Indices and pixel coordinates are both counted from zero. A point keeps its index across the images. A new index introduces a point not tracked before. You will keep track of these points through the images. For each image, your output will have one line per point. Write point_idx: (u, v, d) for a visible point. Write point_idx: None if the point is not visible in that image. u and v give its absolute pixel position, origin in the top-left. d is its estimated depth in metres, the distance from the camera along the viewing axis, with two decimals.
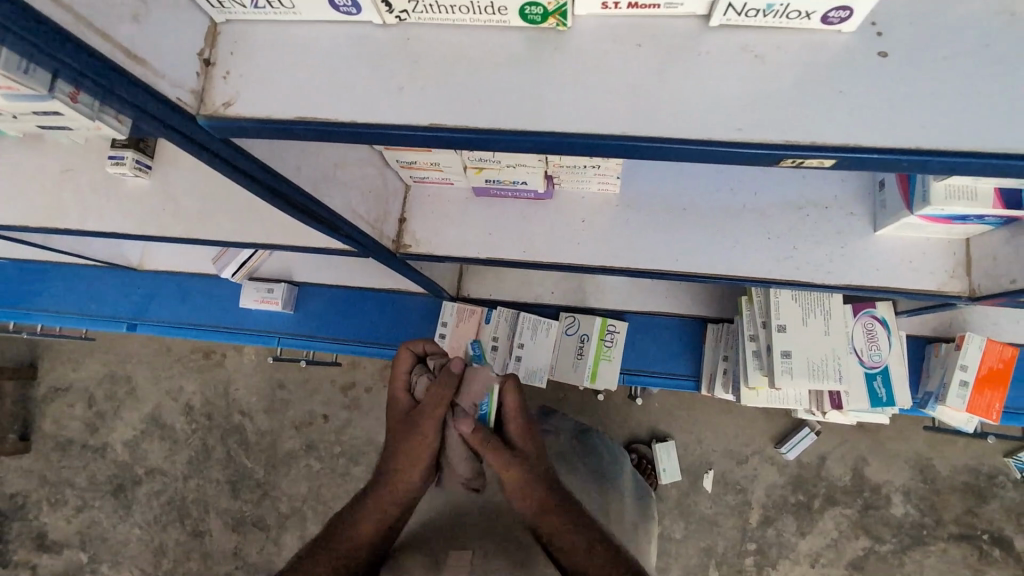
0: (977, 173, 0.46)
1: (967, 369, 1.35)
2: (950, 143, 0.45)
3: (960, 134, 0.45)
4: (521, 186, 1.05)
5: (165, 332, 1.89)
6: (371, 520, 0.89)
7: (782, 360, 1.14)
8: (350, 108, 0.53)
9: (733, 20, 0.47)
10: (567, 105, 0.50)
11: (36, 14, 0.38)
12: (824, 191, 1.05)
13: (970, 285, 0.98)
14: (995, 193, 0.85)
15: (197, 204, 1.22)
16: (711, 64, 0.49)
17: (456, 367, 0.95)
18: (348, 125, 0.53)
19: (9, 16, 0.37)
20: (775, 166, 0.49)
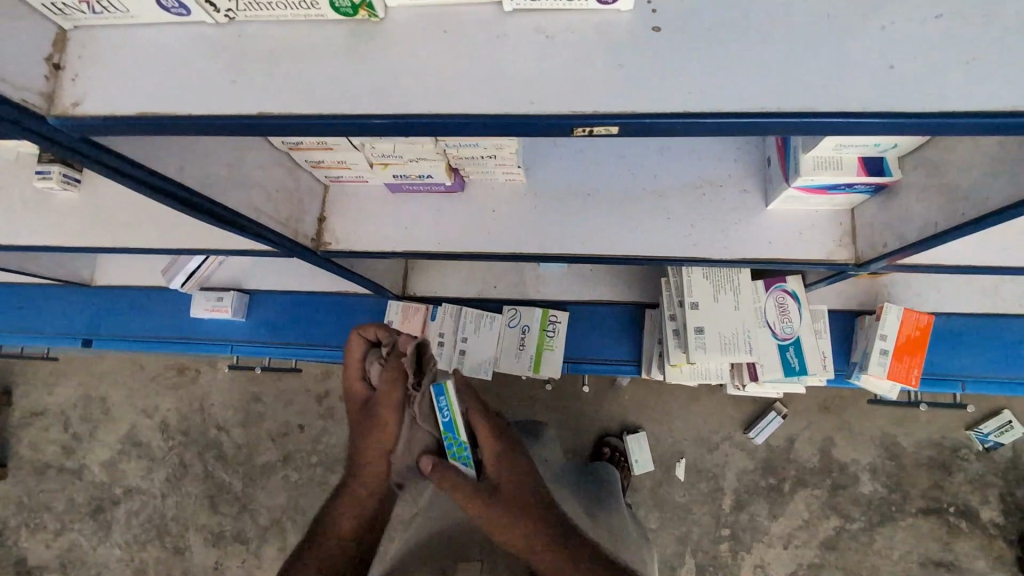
0: (744, 132, 0.51)
1: (886, 339, 1.40)
2: (714, 105, 0.50)
3: (724, 96, 0.50)
4: (427, 179, 1.09)
5: (120, 346, 1.91)
6: (350, 516, 0.96)
7: (695, 336, 1.19)
8: (188, 101, 0.56)
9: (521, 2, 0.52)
10: (382, 89, 0.55)
11: None
12: (718, 170, 1.09)
13: (854, 253, 1.04)
14: (859, 161, 0.90)
15: (126, 214, 1.25)
16: (506, 45, 0.53)
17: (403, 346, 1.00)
18: (186, 117, 0.56)
19: None
20: (570, 135, 0.53)
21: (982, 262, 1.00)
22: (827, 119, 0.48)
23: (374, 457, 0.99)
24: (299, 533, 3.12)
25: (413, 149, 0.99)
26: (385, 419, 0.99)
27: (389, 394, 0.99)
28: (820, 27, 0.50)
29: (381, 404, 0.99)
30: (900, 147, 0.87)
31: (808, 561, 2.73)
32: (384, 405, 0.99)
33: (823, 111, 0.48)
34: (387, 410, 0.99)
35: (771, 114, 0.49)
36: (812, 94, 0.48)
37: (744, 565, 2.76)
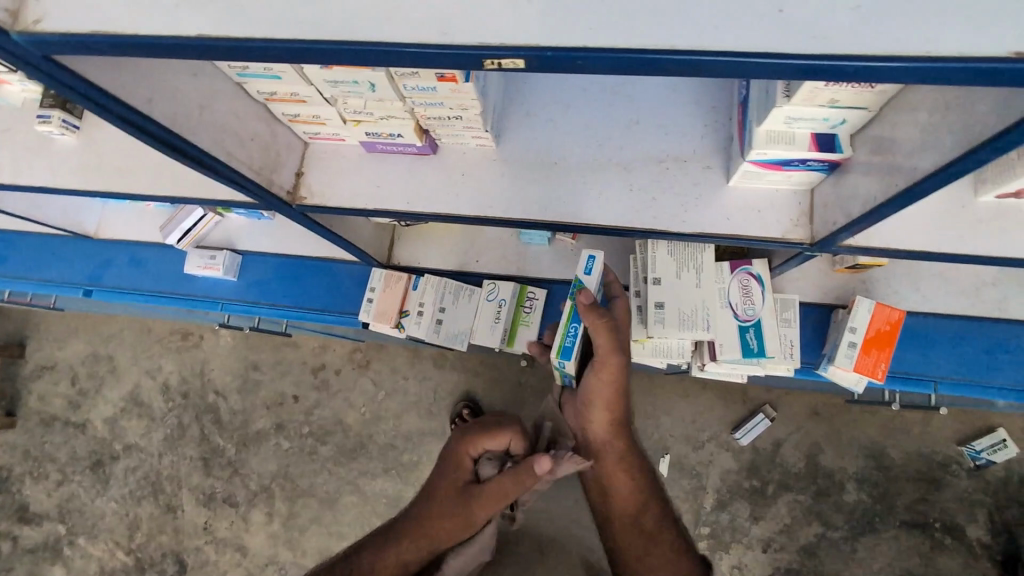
0: (639, 75, 0.54)
1: (856, 331, 1.40)
2: (609, 40, 0.52)
3: (620, 33, 0.52)
4: (398, 139, 1.13)
5: (119, 298, 2.00)
6: (401, 559, 1.06)
7: (655, 311, 1.21)
8: (137, 23, 0.61)
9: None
10: (310, 16, 0.58)
11: None
12: (682, 146, 1.11)
13: (810, 233, 1.05)
14: (811, 137, 0.91)
15: (122, 161, 1.32)
16: None
17: (539, 467, 1.06)
18: (132, 37, 0.60)
19: None
20: (481, 67, 0.56)
21: (934, 248, 1.00)
22: (719, 59, 0.51)
23: (448, 531, 1.08)
24: (287, 500, 3.20)
25: (383, 106, 1.03)
26: (476, 510, 1.08)
27: (497, 498, 1.07)
28: None
29: (482, 498, 1.08)
30: (849, 124, 0.88)
31: (785, 565, 2.72)
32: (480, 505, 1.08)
33: (718, 50, 0.50)
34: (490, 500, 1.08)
35: (662, 52, 0.51)
36: (707, 36, 0.51)
37: (722, 564, 2.75)
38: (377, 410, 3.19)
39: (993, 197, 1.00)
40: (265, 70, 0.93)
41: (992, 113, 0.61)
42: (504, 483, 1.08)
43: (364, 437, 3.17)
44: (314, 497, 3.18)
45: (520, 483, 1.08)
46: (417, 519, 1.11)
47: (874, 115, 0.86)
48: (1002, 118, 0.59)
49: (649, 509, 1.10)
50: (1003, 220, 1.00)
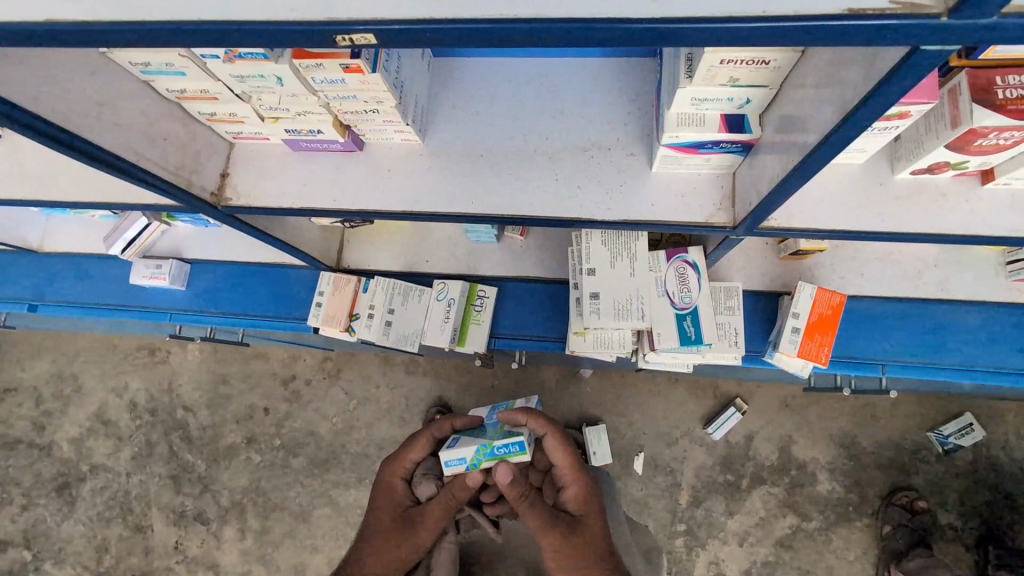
0: (491, 45, 0.54)
1: (798, 317, 1.40)
2: (458, 13, 0.52)
3: (466, 5, 0.52)
4: (319, 135, 1.11)
5: (65, 312, 1.96)
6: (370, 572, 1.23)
7: (590, 302, 1.20)
8: None
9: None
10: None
11: None
12: (606, 134, 1.11)
13: (732, 216, 1.04)
14: (721, 118, 0.91)
15: (42, 166, 1.28)
16: None
17: (470, 481, 1.25)
18: None
19: None
20: (334, 43, 0.56)
21: (853, 226, 1.00)
22: (556, 25, 0.51)
23: (405, 540, 1.27)
24: (260, 516, 3.13)
25: (297, 101, 1.01)
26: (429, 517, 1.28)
27: (434, 515, 1.27)
28: None
29: (430, 510, 1.29)
30: (755, 103, 0.88)
31: (762, 559, 2.70)
32: (430, 513, 1.28)
33: (561, 18, 0.50)
34: (430, 516, 1.28)
35: (507, 20, 0.51)
36: (559, 4, 0.51)
37: (699, 561, 2.72)
38: (348, 420, 3.14)
39: (908, 174, 1.01)
40: (168, 66, 0.91)
41: (861, 76, 0.60)
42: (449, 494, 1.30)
43: (336, 447, 3.12)
44: (286, 510, 3.11)
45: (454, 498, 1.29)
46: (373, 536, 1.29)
47: (777, 94, 0.86)
48: (870, 80, 0.58)
49: None
50: (917, 196, 1.01)
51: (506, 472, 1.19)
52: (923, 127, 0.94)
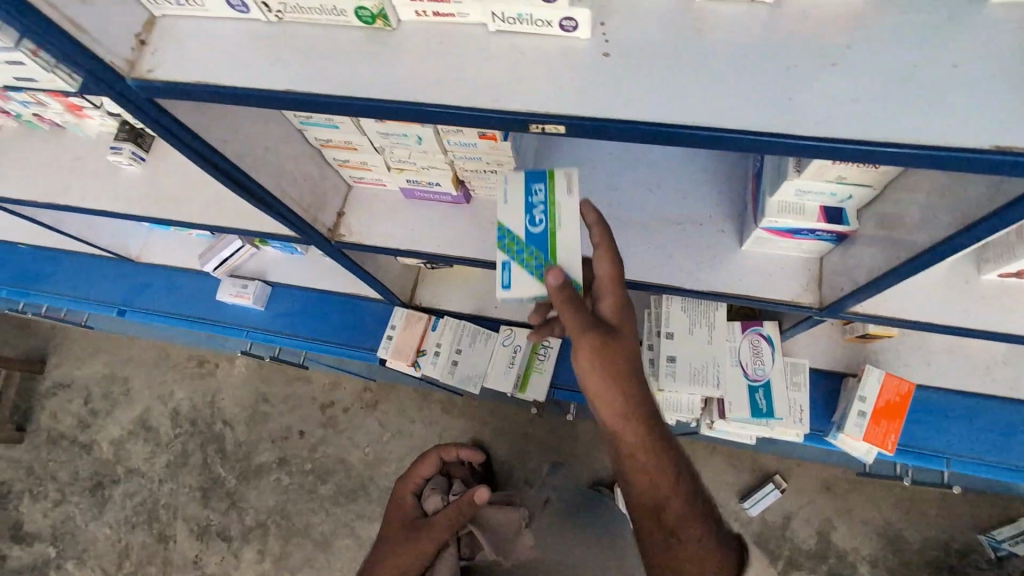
0: (658, 142, 0.63)
1: (865, 400, 1.42)
2: (639, 116, 0.61)
3: (645, 111, 0.61)
4: (435, 187, 1.23)
5: (151, 319, 2.11)
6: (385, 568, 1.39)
7: (666, 365, 1.25)
8: (237, 76, 0.72)
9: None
10: (387, 84, 0.69)
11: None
12: (698, 211, 1.19)
13: (819, 298, 1.09)
14: (820, 209, 0.98)
15: (177, 190, 1.44)
16: (486, 50, 0.67)
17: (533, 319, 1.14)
18: (234, 87, 0.71)
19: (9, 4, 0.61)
20: (526, 130, 0.66)
21: (937, 319, 1.05)
22: (718, 135, 0.60)
23: (414, 546, 1.39)
24: (281, 539, 3.14)
25: (425, 157, 1.13)
26: (435, 528, 1.40)
27: (438, 527, 1.40)
28: (739, 66, 0.61)
29: (437, 521, 1.41)
30: (856, 200, 0.95)
31: None
32: (438, 524, 1.41)
33: (721, 128, 0.60)
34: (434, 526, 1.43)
35: (680, 125, 0.61)
36: (720, 117, 0.60)
37: None
38: (380, 451, 3.16)
39: (995, 276, 1.06)
40: (327, 120, 1.05)
41: (984, 194, 0.67)
42: (458, 507, 1.42)
43: (365, 478, 3.13)
44: (308, 537, 3.12)
45: (460, 512, 1.41)
46: (392, 546, 1.45)
47: (879, 193, 0.93)
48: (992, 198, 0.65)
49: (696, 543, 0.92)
50: (1002, 298, 1.05)
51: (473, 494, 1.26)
52: (1014, 235, 1.00)
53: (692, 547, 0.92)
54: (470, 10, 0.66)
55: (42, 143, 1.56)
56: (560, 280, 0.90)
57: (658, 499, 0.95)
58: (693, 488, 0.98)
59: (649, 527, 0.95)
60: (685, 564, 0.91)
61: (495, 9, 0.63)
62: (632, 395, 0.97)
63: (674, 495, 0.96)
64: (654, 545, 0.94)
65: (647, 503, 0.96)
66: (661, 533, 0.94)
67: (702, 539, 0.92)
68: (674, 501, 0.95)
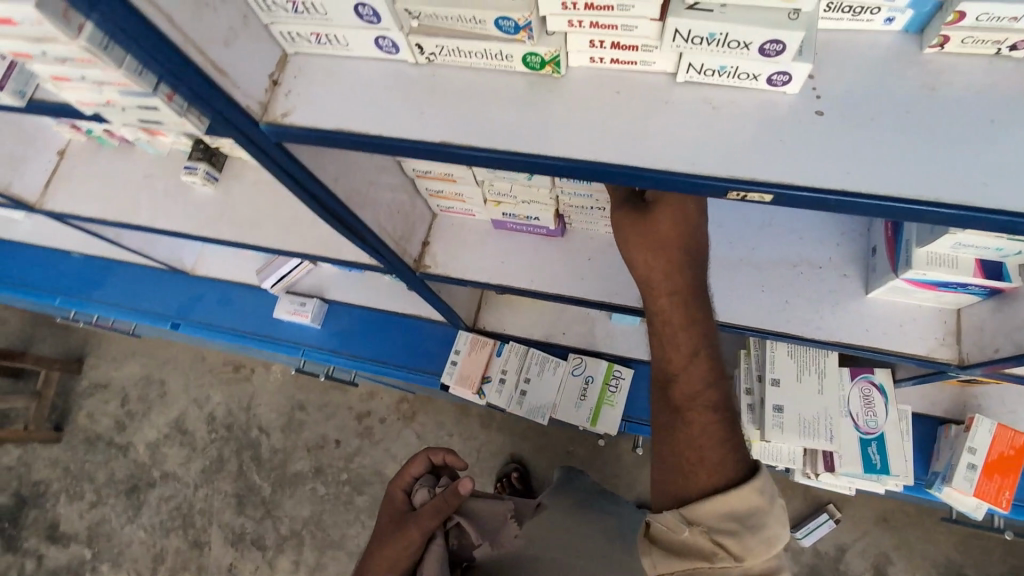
0: (878, 215, 0.56)
1: (975, 452, 1.31)
2: (866, 186, 0.54)
3: (871, 181, 0.54)
4: (533, 221, 1.16)
5: (202, 333, 2.07)
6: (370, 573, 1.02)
7: (773, 414, 1.16)
8: (385, 125, 0.66)
9: (682, 47, 0.55)
10: (556, 137, 0.62)
11: (167, 43, 0.56)
12: (818, 253, 1.10)
13: (959, 353, 1.02)
14: (976, 263, 0.90)
15: (251, 213, 1.40)
16: (672, 104, 0.60)
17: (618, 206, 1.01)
18: (380, 137, 0.66)
19: (160, 52, 0.56)
20: (723, 196, 0.58)
21: None
22: (947, 212, 0.52)
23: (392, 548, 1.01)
24: (316, 550, 3.08)
25: (529, 191, 1.07)
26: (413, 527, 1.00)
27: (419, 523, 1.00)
28: (979, 134, 0.54)
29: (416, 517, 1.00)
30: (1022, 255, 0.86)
31: None
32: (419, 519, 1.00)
33: (950, 203, 0.52)
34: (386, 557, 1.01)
35: (911, 200, 0.53)
36: (951, 189, 0.53)
37: None
38: None
39: None
40: None
41: None
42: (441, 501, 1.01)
43: None
44: (344, 549, 3.06)
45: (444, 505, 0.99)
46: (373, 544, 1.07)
47: None
48: None
49: (707, 472, 0.82)
50: None
51: (468, 487, 0.97)
52: None
53: (697, 442, 0.84)
54: (659, 58, 0.59)
55: (112, 159, 1.53)
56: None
57: (679, 388, 0.87)
58: (726, 405, 0.87)
59: (659, 406, 0.90)
60: (685, 458, 0.84)
61: (691, 60, 0.57)
62: (686, 276, 0.84)
63: (699, 395, 0.86)
64: (665, 426, 0.88)
65: (662, 387, 0.89)
66: (668, 418, 0.88)
67: (716, 444, 0.83)
68: (698, 402, 0.86)
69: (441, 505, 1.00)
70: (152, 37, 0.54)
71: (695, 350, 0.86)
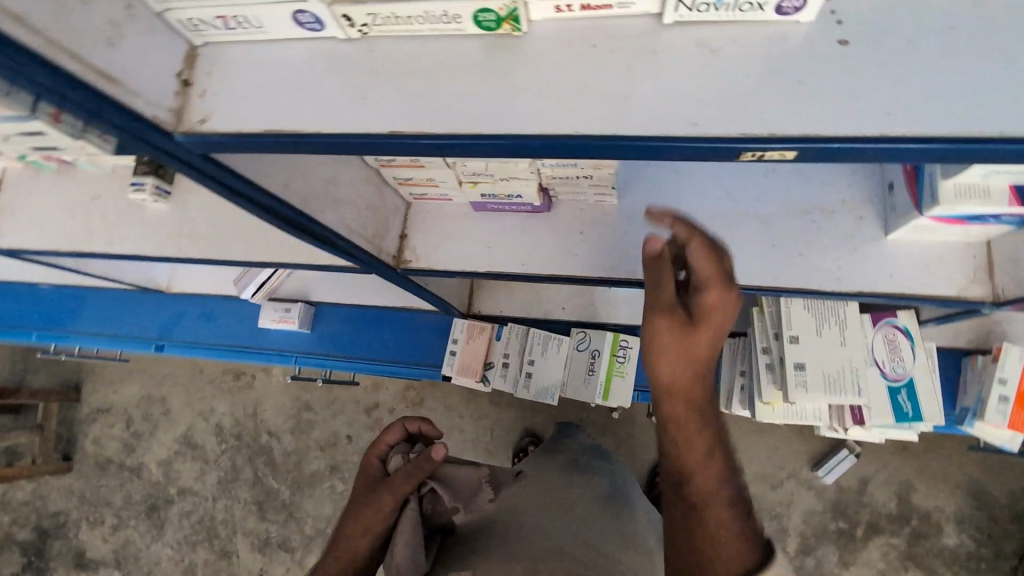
0: (905, 161, 0.50)
1: (1006, 383, 1.25)
2: (884, 129, 0.48)
3: (899, 120, 0.48)
4: (516, 199, 1.06)
5: (190, 353, 1.98)
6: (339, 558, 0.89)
7: (795, 373, 1.09)
8: (330, 119, 0.57)
9: None
10: (536, 108, 0.53)
11: (26, 48, 0.43)
12: (828, 195, 1.00)
13: (992, 289, 0.95)
14: (1009, 189, 0.80)
15: (210, 225, 1.28)
16: (670, 52, 0.52)
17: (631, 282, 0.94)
18: (322, 136, 0.56)
19: (18, 61, 0.43)
20: (736, 158, 0.52)
21: None
22: (980, 147, 0.47)
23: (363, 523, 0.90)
24: None
25: (506, 169, 0.95)
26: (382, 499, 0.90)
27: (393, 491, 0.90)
28: (1011, 53, 0.48)
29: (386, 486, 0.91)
30: None
31: None
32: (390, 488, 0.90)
33: (963, 138, 0.47)
34: (356, 528, 0.90)
35: (936, 139, 0.47)
36: (963, 119, 0.47)
37: None
38: None
39: None
40: None
41: None
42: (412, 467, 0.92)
43: None
44: None
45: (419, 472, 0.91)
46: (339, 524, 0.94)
47: None
48: None
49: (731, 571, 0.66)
50: None
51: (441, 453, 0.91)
52: None
53: (716, 535, 0.69)
54: None
55: (45, 183, 1.37)
56: (661, 249, 0.80)
57: (692, 480, 0.73)
58: (744, 502, 0.73)
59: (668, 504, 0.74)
60: (705, 550, 0.68)
61: None
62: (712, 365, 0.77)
63: (717, 490, 0.72)
64: (677, 526, 0.72)
65: (674, 483, 0.74)
66: (680, 513, 0.72)
67: (737, 537, 0.69)
68: (714, 501, 0.71)
69: (414, 470, 0.91)
70: (3, 45, 0.42)
71: (717, 444, 0.74)
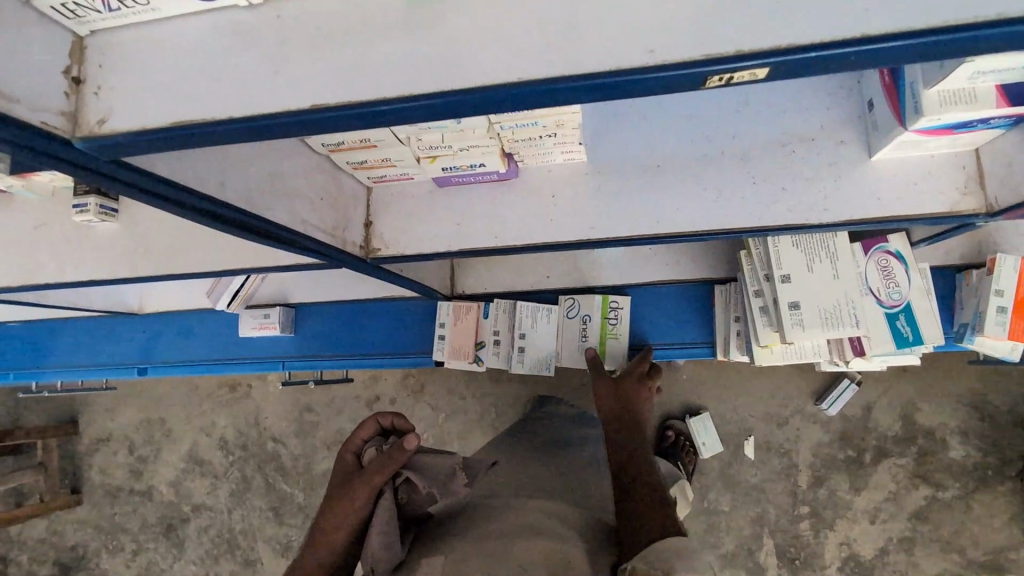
0: (887, 65, 0.45)
1: (1003, 294, 1.22)
2: (863, 29, 0.43)
3: (876, 17, 0.43)
4: (479, 169, 0.99)
5: (174, 371, 1.92)
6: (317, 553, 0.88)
7: (791, 313, 1.06)
8: (248, 100, 0.51)
9: None
10: (474, 61, 0.48)
11: None
12: (805, 122, 0.95)
13: (986, 199, 0.90)
14: (997, 90, 0.75)
15: (165, 237, 1.20)
16: None
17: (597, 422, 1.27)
18: (241, 121, 0.50)
19: None
20: (702, 86, 0.47)
21: None
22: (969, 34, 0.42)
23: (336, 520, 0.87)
24: None
25: (463, 138, 0.89)
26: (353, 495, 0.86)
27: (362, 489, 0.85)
28: None
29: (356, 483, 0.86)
30: None
31: None
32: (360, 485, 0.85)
33: (944, 27, 0.42)
34: (331, 522, 0.87)
35: (918, 33, 0.43)
36: (934, 7, 0.42)
37: None
38: (439, 436, 2.86)
39: None
40: None
41: None
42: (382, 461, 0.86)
43: None
44: None
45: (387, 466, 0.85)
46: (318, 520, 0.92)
47: None
48: None
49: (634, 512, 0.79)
50: None
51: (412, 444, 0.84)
52: None
53: None
54: None
55: None
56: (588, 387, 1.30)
57: None
58: None
59: None
60: None
61: None
62: None
63: None
64: None
65: None
66: None
67: None
68: None
69: (385, 462, 0.85)
70: None
71: None
